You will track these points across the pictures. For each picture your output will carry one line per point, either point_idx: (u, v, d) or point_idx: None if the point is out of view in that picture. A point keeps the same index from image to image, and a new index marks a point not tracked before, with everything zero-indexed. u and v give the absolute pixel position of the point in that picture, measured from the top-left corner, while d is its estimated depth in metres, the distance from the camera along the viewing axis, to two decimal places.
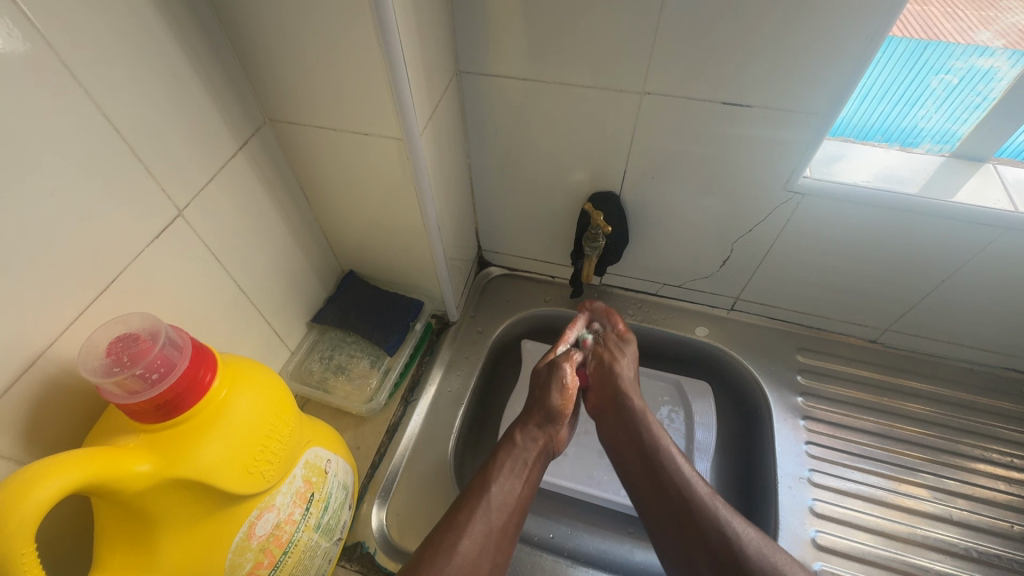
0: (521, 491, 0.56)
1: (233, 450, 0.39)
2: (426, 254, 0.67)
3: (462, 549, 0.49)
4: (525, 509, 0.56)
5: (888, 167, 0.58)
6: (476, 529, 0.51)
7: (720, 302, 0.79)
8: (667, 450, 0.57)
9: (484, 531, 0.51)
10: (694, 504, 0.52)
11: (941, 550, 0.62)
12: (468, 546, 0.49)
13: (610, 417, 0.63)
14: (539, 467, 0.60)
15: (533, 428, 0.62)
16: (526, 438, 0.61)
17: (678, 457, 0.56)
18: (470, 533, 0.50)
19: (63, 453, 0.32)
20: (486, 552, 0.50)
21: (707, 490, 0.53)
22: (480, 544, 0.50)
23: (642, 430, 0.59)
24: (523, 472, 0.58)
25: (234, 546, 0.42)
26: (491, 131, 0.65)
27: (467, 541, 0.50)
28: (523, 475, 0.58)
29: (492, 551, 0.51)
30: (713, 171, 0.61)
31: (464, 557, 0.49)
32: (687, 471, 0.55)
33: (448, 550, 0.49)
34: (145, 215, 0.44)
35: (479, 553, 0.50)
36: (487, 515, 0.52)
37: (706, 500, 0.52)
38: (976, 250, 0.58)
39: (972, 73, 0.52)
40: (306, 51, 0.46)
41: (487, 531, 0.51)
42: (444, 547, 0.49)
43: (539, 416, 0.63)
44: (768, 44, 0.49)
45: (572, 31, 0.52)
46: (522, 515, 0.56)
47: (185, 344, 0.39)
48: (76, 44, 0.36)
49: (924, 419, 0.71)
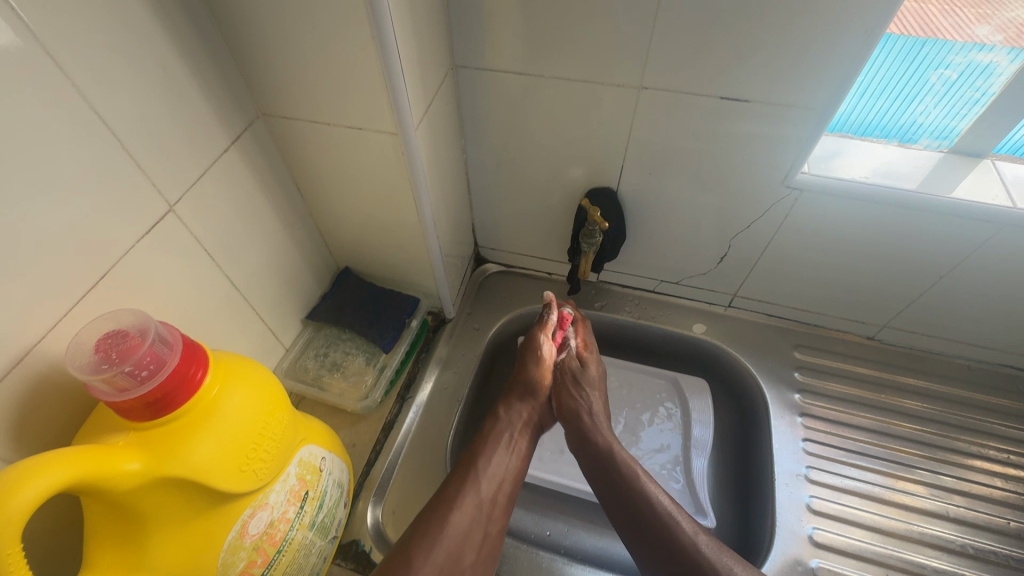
0: (511, 463, 0.58)
1: (225, 449, 0.38)
2: (422, 250, 0.66)
3: (454, 520, 0.50)
4: (516, 480, 0.58)
5: (886, 163, 0.58)
6: (467, 501, 0.52)
7: (717, 298, 0.78)
8: (638, 480, 0.55)
9: (474, 503, 0.53)
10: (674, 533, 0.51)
11: (937, 547, 0.62)
12: (459, 517, 0.51)
13: (580, 454, 0.62)
14: (526, 440, 0.62)
15: (517, 404, 0.64)
16: (510, 413, 0.63)
17: (650, 484, 0.55)
18: (461, 505, 0.52)
19: (51, 452, 0.32)
20: (477, 523, 0.52)
21: (688, 522, 0.52)
22: (471, 515, 0.52)
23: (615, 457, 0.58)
24: (511, 445, 0.59)
25: (227, 544, 0.41)
26: (488, 126, 0.65)
27: (459, 513, 0.51)
28: (512, 450, 0.59)
29: (483, 521, 0.52)
30: (711, 167, 0.60)
31: (455, 528, 0.50)
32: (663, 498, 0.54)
33: (440, 522, 0.50)
34: (136, 211, 0.43)
35: (470, 524, 0.51)
36: (477, 486, 0.54)
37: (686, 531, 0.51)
38: (974, 246, 0.58)
39: (971, 68, 0.52)
40: (299, 45, 0.46)
41: (478, 503, 0.53)
42: (436, 519, 0.50)
43: (522, 393, 0.65)
44: (766, 38, 0.48)
45: (569, 25, 0.52)
46: (514, 487, 0.57)
47: (175, 341, 0.38)
48: (63, 37, 0.35)
49: (921, 416, 0.71)
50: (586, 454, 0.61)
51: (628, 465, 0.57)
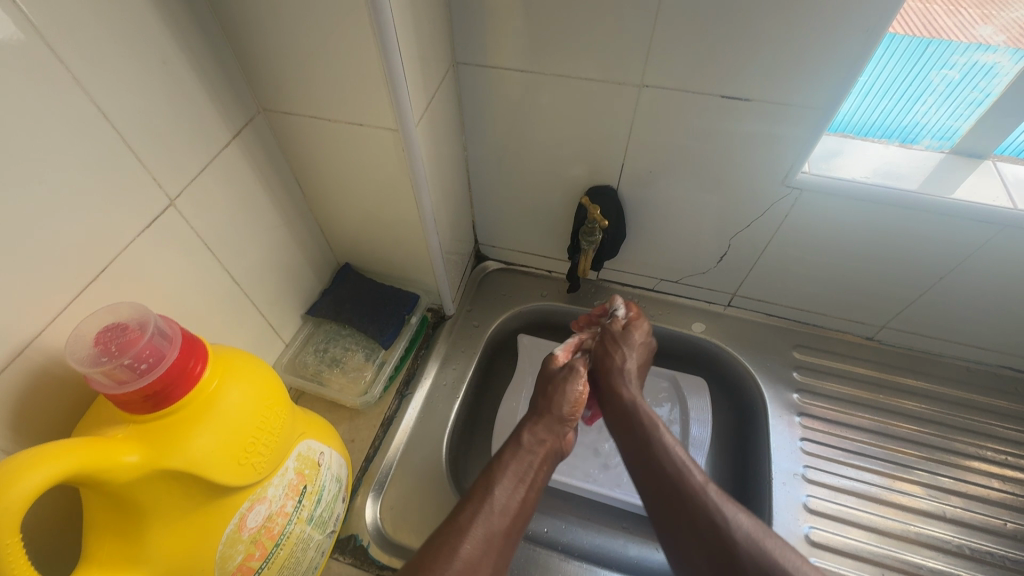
0: (524, 490, 0.56)
1: (223, 443, 0.39)
2: (422, 247, 0.66)
3: (464, 553, 0.48)
4: (525, 515, 0.55)
5: (887, 163, 0.58)
6: (477, 532, 0.50)
7: (717, 298, 0.78)
8: (658, 433, 0.57)
9: (485, 534, 0.50)
10: (687, 487, 0.51)
11: (933, 547, 0.62)
12: (469, 549, 0.49)
13: (607, 407, 0.64)
14: (543, 472, 0.59)
15: (541, 431, 0.62)
16: (532, 440, 0.61)
17: (671, 441, 0.56)
18: (471, 536, 0.49)
19: (51, 442, 0.32)
20: (487, 556, 0.49)
21: (699, 473, 0.53)
22: (480, 548, 0.49)
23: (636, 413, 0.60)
24: (526, 475, 0.57)
25: (225, 537, 0.41)
26: (488, 124, 0.65)
27: (469, 545, 0.49)
28: (526, 479, 0.57)
29: (494, 555, 0.50)
30: (711, 166, 0.60)
31: (465, 560, 0.48)
32: (682, 455, 0.55)
33: (449, 554, 0.48)
34: (136, 204, 0.43)
35: (479, 556, 0.49)
36: (489, 517, 0.52)
37: (698, 484, 0.51)
38: (974, 247, 0.58)
39: (974, 69, 0.51)
40: (301, 40, 0.46)
41: (489, 534, 0.51)
42: (445, 550, 0.48)
43: (546, 419, 0.63)
44: (767, 37, 0.48)
45: (570, 22, 0.52)
46: (524, 515, 0.55)
47: (174, 334, 0.38)
48: (64, 30, 0.35)
49: (919, 417, 0.71)
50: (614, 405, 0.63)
51: (650, 420, 0.59)
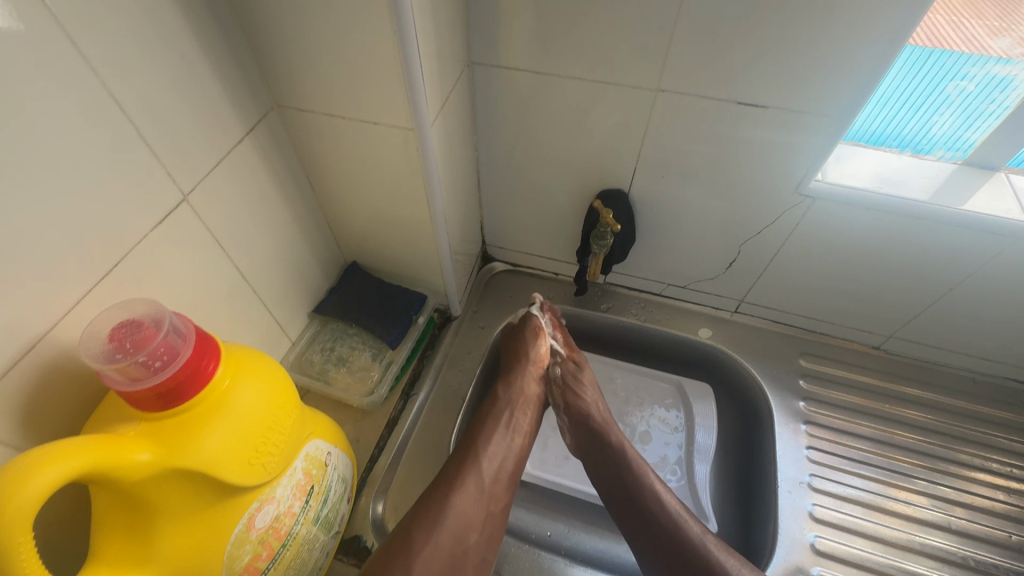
0: (512, 443, 0.59)
1: (236, 441, 0.38)
2: (431, 247, 0.66)
3: (455, 501, 0.52)
4: (517, 461, 0.59)
5: (899, 173, 0.58)
6: (468, 482, 0.54)
7: (724, 304, 0.78)
8: (646, 481, 0.57)
9: (477, 486, 0.54)
10: (689, 548, 0.53)
11: (936, 558, 0.62)
12: (462, 497, 0.52)
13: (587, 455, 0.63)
14: (529, 415, 0.62)
15: (516, 383, 0.63)
16: (509, 392, 0.63)
17: (661, 488, 0.57)
18: (462, 486, 0.53)
19: (64, 440, 0.31)
20: (480, 503, 0.53)
21: (695, 523, 0.54)
22: (473, 495, 0.53)
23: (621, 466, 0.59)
24: (514, 425, 0.60)
25: (233, 538, 0.41)
26: (501, 124, 0.64)
27: (460, 494, 0.52)
28: (512, 428, 0.60)
29: (486, 501, 0.54)
30: (723, 173, 0.60)
31: (458, 508, 0.52)
32: (673, 501, 0.56)
33: (442, 502, 0.51)
34: (149, 199, 0.43)
35: (472, 503, 0.53)
36: (478, 466, 0.55)
37: (699, 543, 0.53)
38: (985, 259, 0.58)
39: (990, 81, 0.51)
40: (319, 37, 0.45)
41: (480, 484, 0.54)
42: (438, 499, 0.52)
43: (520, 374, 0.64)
44: (785, 45, 0.48)
45: (589, 24, 0.51)
46: (515, 467, 0.59)
47: (189, 332, 0.38)
48: (83, 21, 0.35)
49: (923, 427, 0.71)
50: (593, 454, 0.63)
51: (634, 464, 0.59)
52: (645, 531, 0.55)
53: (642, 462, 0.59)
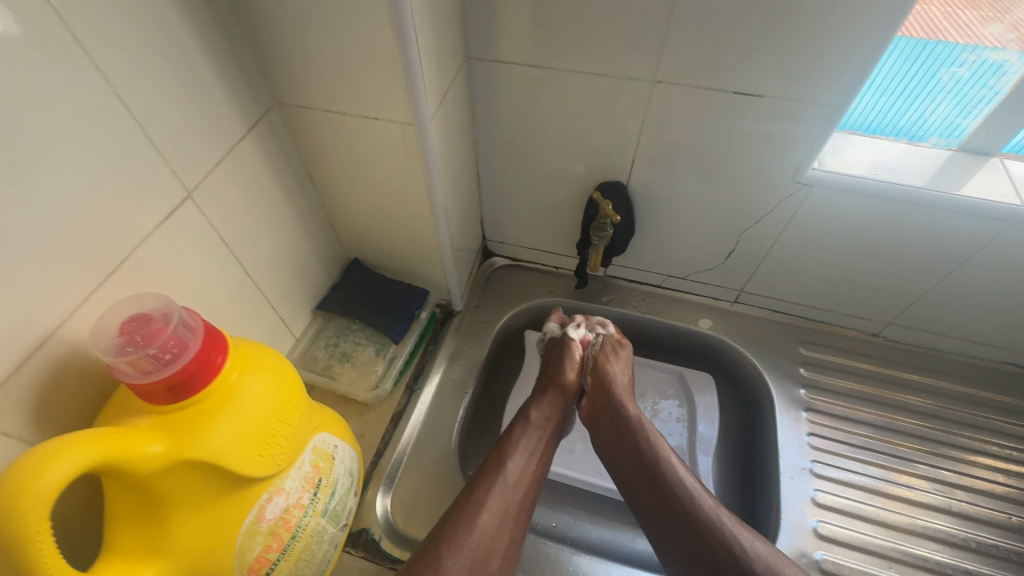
0: (534, 466, 0.59)
1: (246, 432, 0.39)
2: (432, 242, 0.66)
3: (481, 524, 0.52)
4: (539, 486, 0.59)
5: (894, 160, 0.59)
6: (494, 504, 0.54)
7: (723, 294, 0.79)
8: (663, 451, 0.57)
9: (501, 508, 0.54)
10: (699, 520, 0.51)
11: (939, 540, 0.63)
12: (486, 520, 0.52)
13: (603, 429, 0.63)
14: (551, 445, 0.62)
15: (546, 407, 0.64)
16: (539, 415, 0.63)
17: (674, 459, 0.57)
18: (488, 508, 0.53)
19: (76, 432, 0.32)
20: (503, 528, 0.53)
21: (709, 499, 0.53)
22: (497, 519, 0.53)
23: (639, 440, 0.59)
24: (537, 451, 0.60)
25: (244, 529, 0.42)
26: (499, 119, 0.65)
27: (486, 516, 0.53)
28: (537, 454, 0.60)
29: (509, 526, 0.54)
30: (720, 163, 0.61)
31: (483, 531, 0.52)
32: (689, 481, 0.54)
33: (468, 525, 0.51)
34: (154, 197, 0.43)
35: (497, 527, 0.53)
36: (503, 489, 0.55)
37: (711, 513, 0.51)
38: (981, 244, 0.59)
39: (983, 67, 0.52)
40: (319, 35, 0.46)
41: (504, 507, 0.54)
42: (464, 521, 0.52)
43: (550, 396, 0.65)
44: (778, 34, 0.48)
45: (586, 16, 0.52)
46: (536, 491, 0.58)
47: (197, 326, 0.38)
48: (87, 21, 0.35)
49: (924, 412, 0.71)
50: (610, 428, 0.62)
51: (649, 437, 0.58)
52: (657, 502, 0.55)
53: (660, 438, 0.59)
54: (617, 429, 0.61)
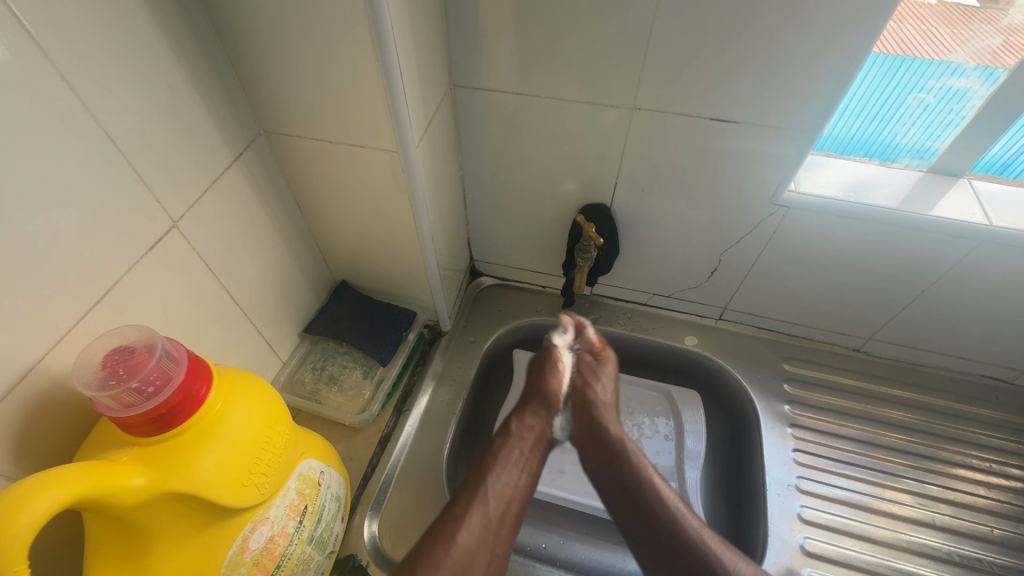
0: (518, 479, 0.55)
1: (229, 462, 0.39)
2: (419, 264, 0.67)
3: (460, 540, 0.48)
4: (526, 499, 0.55)
5: (866, 181, 0.60)
6: (474, 518, 0.50)
7: (708, 311, 0.80)
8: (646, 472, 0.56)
9: (481, 522, 0.50)
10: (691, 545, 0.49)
11: (925, 555, 0.63)
12: (465, 536, 0.48)
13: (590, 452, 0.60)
14: (537, 457, 0.59)
15: (529, 417, 0.61)
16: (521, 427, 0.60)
17: (655, 476, 0.55)
18: (468, 523, 0.49)
19: (57, 468, 0.32)
20: (484, 543, 0.49)
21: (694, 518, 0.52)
22: (477, 534, 0.49)
23: (625, 465, 0.57)
24: (521, 461, 0.56)
25: (227, 559, 0.41)
26: (484, 143, 0.66)
27: (465, 532, 0.48)
28: (522, 467, 0.56)
29: (490, 542, 0.49)
30: (700, 185, 0.62)
31: (462, 548, 0.47)
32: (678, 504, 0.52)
33: (444, 543, 0.47)
34: (139, 226, 0.43)
35: (477, 543, 0.48)
36: (484, 503, 0.51)
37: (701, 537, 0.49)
38: (953, 262, 0.60)
39: (948, 92, 0.54)
40: (304, 66, 0.47)
41: (486, 522, 0.50)
42: (441, 539, 0.47)
43: (533, 406, 0.62)
44: (749, 64, 0.50)
45: (565, 46, 0.53)
46: (521, 507, 0.54)
47: (181, 356, 0.38)
48: (74, 57, 0.36)
49: (906, 426, 0.72)
50: (595, 454, 0.60)
51: (634, 456, 0.57)
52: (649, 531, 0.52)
53: (643, 458, 0.57)
54: (603, 455, 0.59)
